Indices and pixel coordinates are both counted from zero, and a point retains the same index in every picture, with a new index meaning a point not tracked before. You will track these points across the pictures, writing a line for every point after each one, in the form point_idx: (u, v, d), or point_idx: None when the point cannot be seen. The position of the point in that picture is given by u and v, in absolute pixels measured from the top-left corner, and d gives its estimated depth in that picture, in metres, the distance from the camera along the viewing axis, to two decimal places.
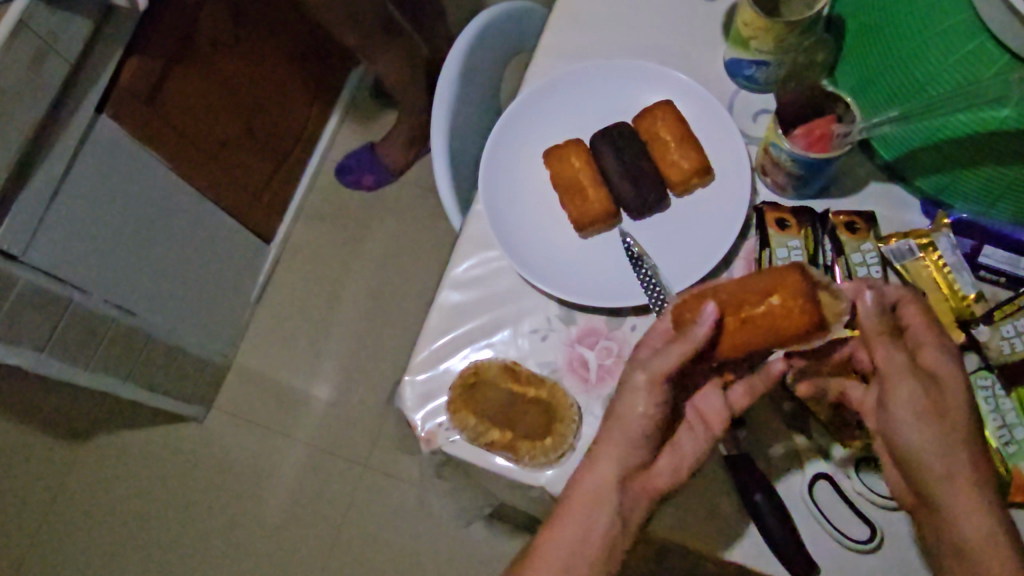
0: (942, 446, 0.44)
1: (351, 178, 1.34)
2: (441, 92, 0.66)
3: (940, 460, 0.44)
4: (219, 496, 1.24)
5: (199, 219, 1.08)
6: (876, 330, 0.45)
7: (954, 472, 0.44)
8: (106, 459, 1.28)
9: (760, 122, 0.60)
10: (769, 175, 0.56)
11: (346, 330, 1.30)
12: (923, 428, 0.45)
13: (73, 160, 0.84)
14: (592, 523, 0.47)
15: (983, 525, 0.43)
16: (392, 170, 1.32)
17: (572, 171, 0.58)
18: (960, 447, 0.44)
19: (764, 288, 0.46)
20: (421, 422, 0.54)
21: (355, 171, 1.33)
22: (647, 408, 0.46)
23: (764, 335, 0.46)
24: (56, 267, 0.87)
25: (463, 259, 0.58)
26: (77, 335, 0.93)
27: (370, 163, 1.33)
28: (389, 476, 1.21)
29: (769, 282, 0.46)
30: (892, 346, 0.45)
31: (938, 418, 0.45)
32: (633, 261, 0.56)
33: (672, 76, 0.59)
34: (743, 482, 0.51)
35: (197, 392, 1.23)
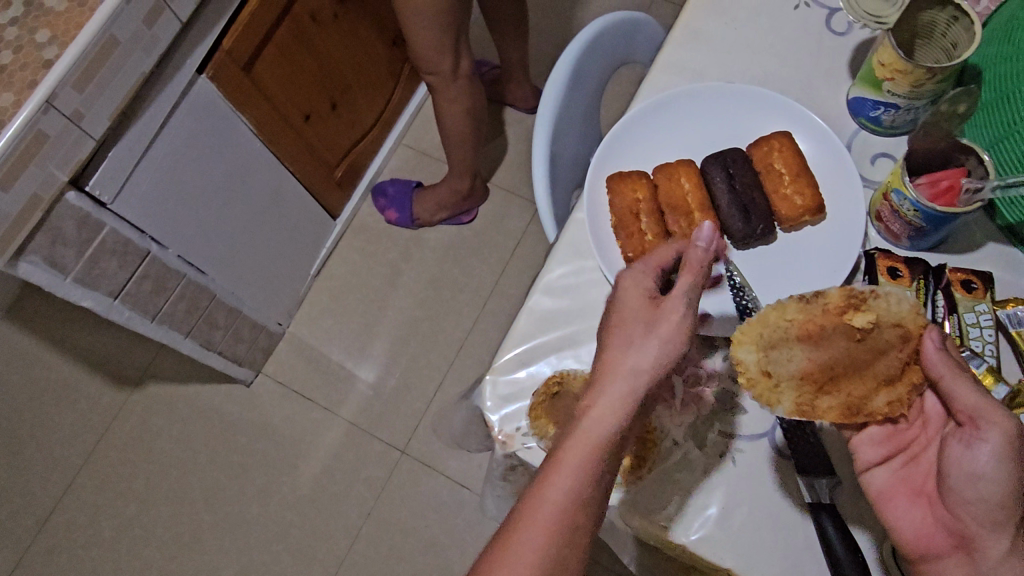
0: (998, 499, 0.44)
1: (381, 203, 1.34)
2: (547, 94, 0.66)
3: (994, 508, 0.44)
4: (256, 460, 1.25)
5: (272, 186, 1.10)
6: (941, 370, 0.45)
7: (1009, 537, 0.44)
8: (151, 410, 1.30)
9: (879, 166, 0.58)
10: (884, 221, 0.55)
11: (400, 315, 1.31)
12: (995, 478, 0.43)
13: (169, 116, 0.86)
14: (574, 524, 0.43)
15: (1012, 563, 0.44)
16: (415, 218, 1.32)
17: (682, 191, 0.57)
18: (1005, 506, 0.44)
19: (865, 312, 0.47)
20: (497, 423, 0.53)
21: (388, 198, 1.33)
22: (629, 382, 0.44)
23: (859, 389, 0.49)
24: (140, 220, 0.88)
25: (556, 265, 0.57)
26: (149, 287, 0.95)
27: (401, 200, 1.32)
28: (425, 465, 1.21)
29: (865, 293, 0.48)
30: (960, 383, 0.44)
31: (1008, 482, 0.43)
32: (735, 291, 0.54)
33: (791, 106, 0.58)
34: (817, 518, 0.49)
35: (250, 355, 1.25)
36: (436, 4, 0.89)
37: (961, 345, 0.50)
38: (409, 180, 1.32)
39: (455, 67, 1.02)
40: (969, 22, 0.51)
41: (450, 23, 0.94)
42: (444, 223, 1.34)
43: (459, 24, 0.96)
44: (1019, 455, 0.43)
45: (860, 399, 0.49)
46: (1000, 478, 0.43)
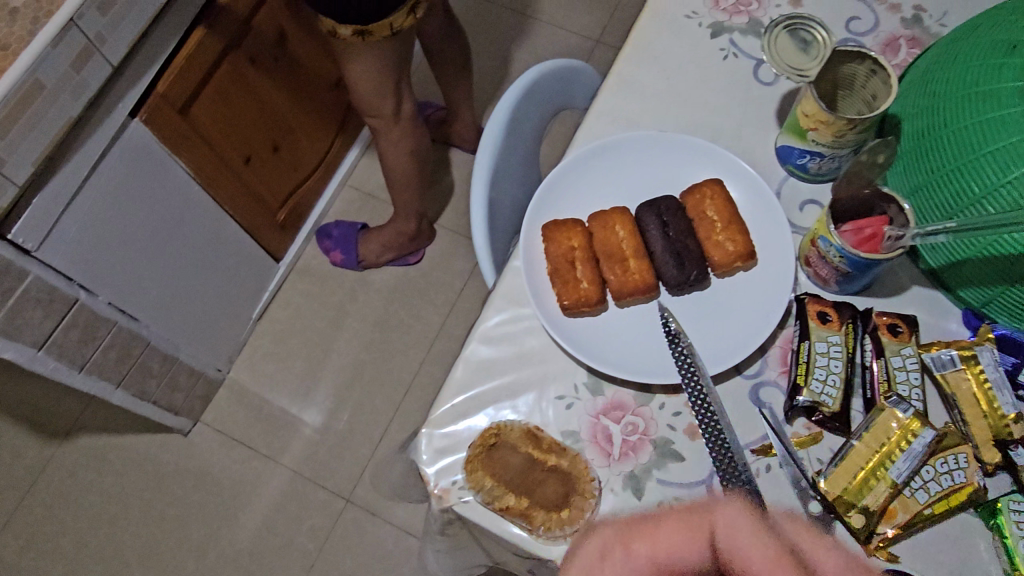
0: None
1: (326, 245, 1.32)
2: (485, 141, 0.66)
3: None
4: (193, 513, 1.20)
5: (211, 229, 1.07)
6: None
7: None
8: (81, 462, 1.24)
9: (808, 212, 0.60)
10: (812, 267, 0.56)
11: (344, 358, 1.28)
12: None
13: (99, 160, 0.83)
14: None
15: None
16: (361, 260, 1.30)
17: (616, 238, 0.57)
18: None
19: None
20: (434, 477, 0.52)
21: (333, 239, 1.31)
22: None
23: None
24: (68, 267, 0.85)
25: (494, 313, 0.57)
26: (78, 336, 0.91)
27: (345, 241, 1.30)
28: (371, 513, 1.18)
29: None
30: None
31: None
32: (671, 338, 0.53)
33: (722, 154, 0.59)
34: None
35: (187, 403, 1.21)
36: (377, 49, 0.89)
37: (888, 389, 0.51)
38: (354, 222, 1.31)
39: (398, 110, 1.02)
40: (886, 74, 0.53)
41: (391, 67, 0.94)
42: (390, 264, 1.33)
43: (400, 68, 0.96)
44: None
45: None
46: None
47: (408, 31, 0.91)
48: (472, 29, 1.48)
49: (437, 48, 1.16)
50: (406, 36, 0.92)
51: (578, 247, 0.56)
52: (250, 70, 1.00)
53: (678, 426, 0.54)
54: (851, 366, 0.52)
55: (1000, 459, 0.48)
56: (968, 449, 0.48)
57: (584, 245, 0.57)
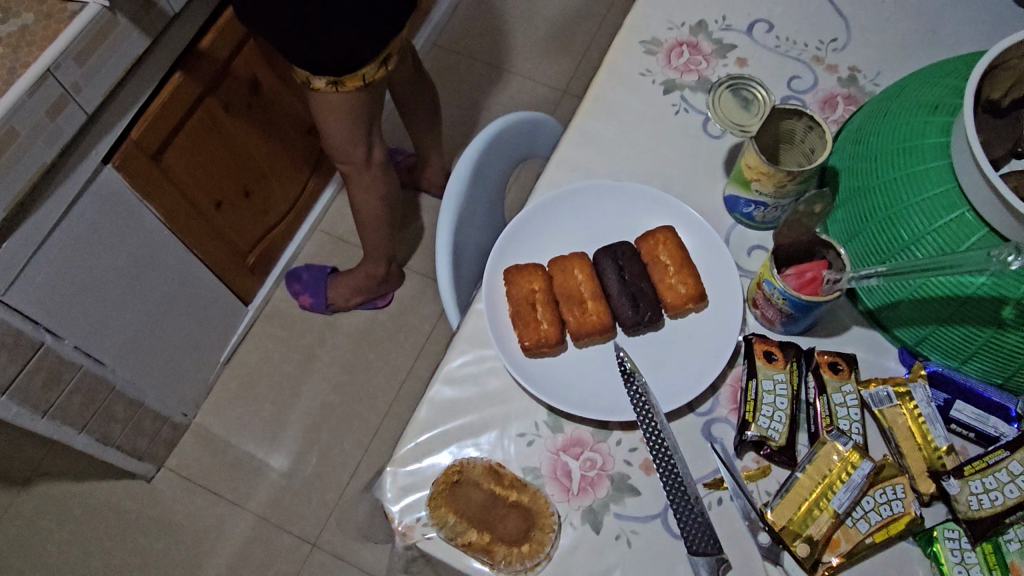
0: None
1: (295, 288, 1.33)
2: (450, 189, 0.69)
3: None
4: (155, 560, 1.18)
5: (180, 273, 1.08)
6: None
7: None
8: (39, 510, 1.21)
9: (755, 257, 0.63)
10: (759, 308, 0.59)
11: (313, 401, 1.29)
12: None
13: (71, 205, 0.84)
14: None
15: None
16: (330, 303, 1.32)
17: (575, 281, 0.59)
18: None
19: None
20: (398, 514, 0.53)
21: (302, 283, 1.33)
22: None
23: None
24: (35, 311, 0.86)
25: (458, 354, 0.59)
26: (42, 380, 0.91)
27: (315, 285, 1.32)
28: (338, 558, 1.17)
29: None
30: None
31: None
32: (625, 375, 0.56)
33: (673, 203, 0.62)
34: None
35: (152, 448, 1.20)
36: (348, 99, 0.92)
37: (830, 424, 0.54)
38: (323, 266, 1.33)
39: (368, 157, 1.05)
40: (822, 130, 0.57)
41: (362, 116, 0.97)
42: (359, 307, 1.35)
43: (371, 117, 1.00)
44: None
45: None
46: None
47: (378, 83, 0.95)
48: (442, 80, 1.54)
49: (407, 98, 1.20)
50: (377, 88, 0.96)
51: (538, 290, 0.59)
52: (223, 118, 1.02)
53: (634, 461, 0.56)
54: (796, 402, 0.55)
55: (933, 489, 0.52)
56: (904, 479, 0.51)
57: (544, 288, 0.59)
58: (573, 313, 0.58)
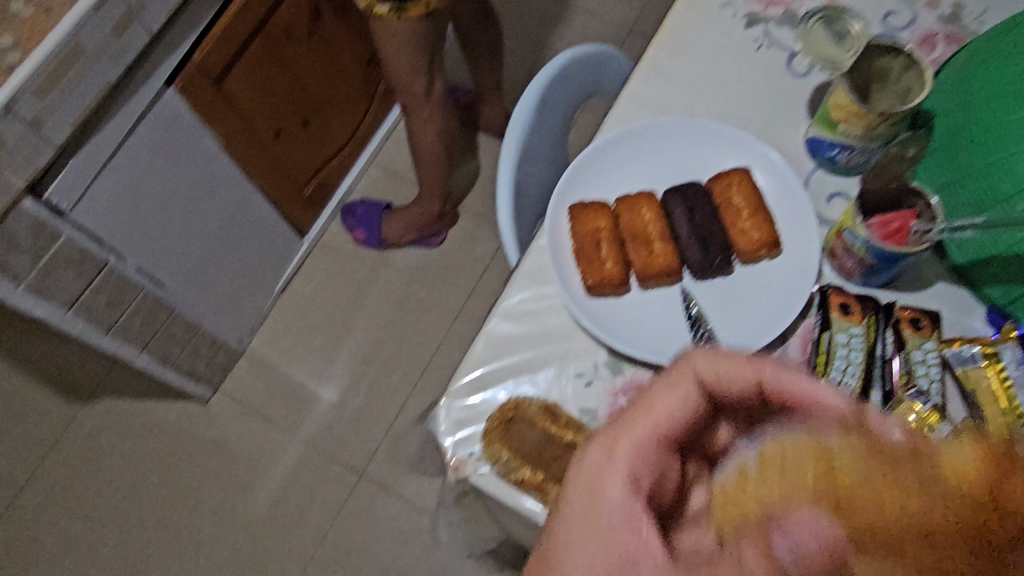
0: None
1: (350, 222, 1.33)
2: (514, 123, 0.66)
3: None
4: (210, 479, 1.22)
5: (239, 201, 1.09)
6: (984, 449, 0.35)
7: None
8: (102, 425, 1.26)
9: (835, 205, 0.60)
10: (837, 259, 0.56)
11: (364, 335, 1.30)
12: None
13: (134, 127, 0.85)
14: None
15: None
16: (384, 239, 1.32)
17: (642, 221, 0.58)
18: None
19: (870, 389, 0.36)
20: (451, 448, 0.53)
21: (357, 218, 1.33)
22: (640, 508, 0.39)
23: None
24: (99, 230, 0.87)
25: (517, 291, 0.57)
26: (106, 299, 0.93)
27: (369, 220, 1.32)
28: (384, 489, 1.20)
29: None
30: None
31: None
32: (692, 322, 0.55)
33: (750, 143, 0.59)
34: None
35: (208, 372, 1.23)
36: (411, 28, 0.90)
37: (908, 381, 0.51)
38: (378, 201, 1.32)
39: (428, 90, 1.02)
40: (922, 68, 0.53)
41: (424, 46, 0.94)
42: (412, 244, 1.34)
43: (433, 48, 0.97)
44: None
45: None
46: None
47: (442, 11, 0.92)
48: None
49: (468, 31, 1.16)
50: (441, 16, 0.93)
51: (604, 228, 0.57)
52: (283, 45, 1.01)
53: None
54: (872, 358, 0.52)
55: None
56: None
57: (610, 226, 0.57)
58: (640, 252, 0.56)
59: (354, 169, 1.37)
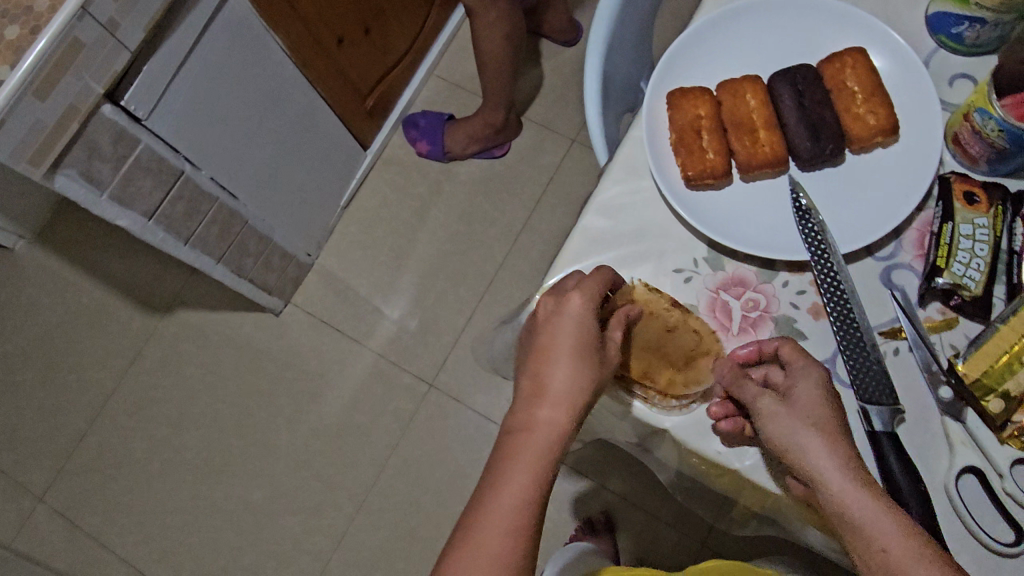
0: (806, 439, 0.42)
1: (413, 134, 1.31)
2: (603, 7, 0.62)
3: (808, 453, 0.42)
4: (285, 389, 1.26)
5: (305, 110, 1.07)
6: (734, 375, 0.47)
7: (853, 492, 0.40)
8: (180, 336, 1.30)
9: (958, 88, 0.55)
10: (961, 145, 0.52)
11: (429, 249, 1.30)
12: (805, 417, 0.43)
13: (204, 31, 0.83)
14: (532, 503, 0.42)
15: (873, 512, 0.40)
16: (448, 151, 1.30)
17: (745, 109, 0.54)
18: (831, 448, 0.42)
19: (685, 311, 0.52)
20: None
21: (421, 130, 1.30)
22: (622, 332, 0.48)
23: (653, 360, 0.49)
24: (176, 138, 0.87)
25: (611, 184, 0.55)
26: (184, 208, 0.94)
27: (433, 132, 1.29)
28: (454, 399, 1.21)
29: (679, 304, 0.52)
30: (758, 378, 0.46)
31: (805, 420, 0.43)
32: (801, 214, 0.52)
33: (866, 20, 0.54)
34: (878, 445, 0.47)
35: (280, 284, 1.25)
36: None
37: None
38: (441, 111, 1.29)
39: None
40: None
41: None
42: (477, 156, 1.32)
43: None
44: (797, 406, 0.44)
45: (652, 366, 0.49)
46: (802, 421, 0.43)
47: None
48: None
49: None
50: None
51: (704, 116, 0.54)
52: None
53: (801, 305, 0.52)
54: (998, 250, 0.49)
55: None
56: None
57: (710, 114, 0.54)
58: (743, 142, 0.53)
59: (415, 79, 1.34)
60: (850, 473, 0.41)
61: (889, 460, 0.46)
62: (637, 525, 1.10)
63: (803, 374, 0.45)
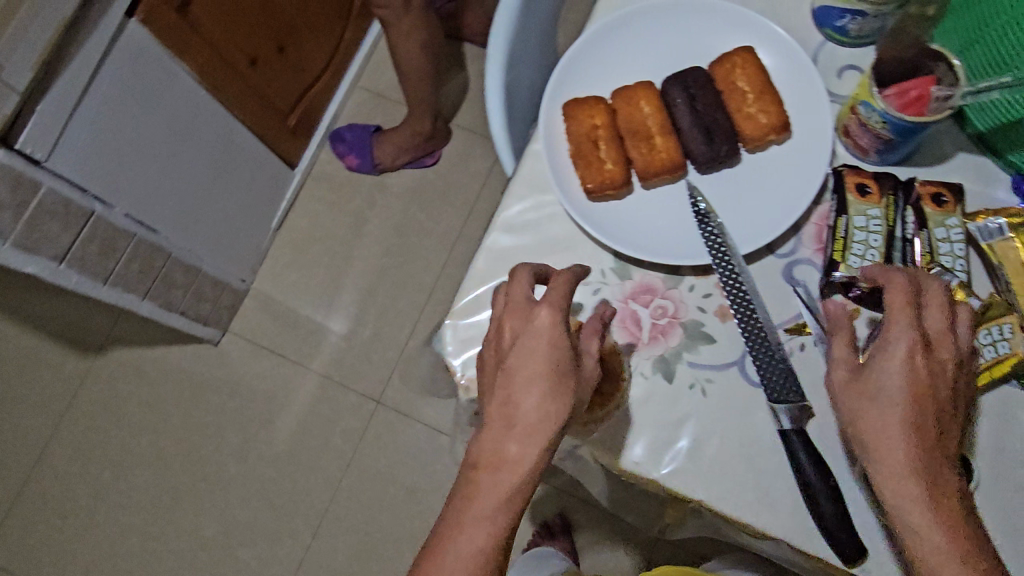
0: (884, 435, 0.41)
1: (340, 149, 1.29)
2: (500, 15, 0.60)
3: (883, 449, 0.41)
4: (229, 419, 1.23)
5: (223, 135, 1.05)
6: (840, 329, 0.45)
7: (909, 497, 0.40)
8: (116, 375, 1.27)
9: (847, 80, 0.56)
10: (851, 137, 0.52)
11: (366, 264, 1.28)
12: (890, 405, 0.41)
13: (100, 66, 0.80)
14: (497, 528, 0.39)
15: (922, 520, 0.39)
16: (377, 164, 1.28)
17: (640, 116, 0.54)
18: (909, 451, 0.40)
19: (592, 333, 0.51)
20: (460, 369, 0.51)
21: (348, 145, 1.28)
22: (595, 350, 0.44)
23: None
24: (82, 178, 0.84)
25: (515, 201, 0.54)
26: (98, 248, 0.92)
27: (360, 145, 1.27)
28: (402, 414, 1.20)
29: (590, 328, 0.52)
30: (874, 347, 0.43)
31: (897, 412, 0.41)
32: (700, 218, 0.52)
33: (753, 19, 0.55)
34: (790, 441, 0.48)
35: (214, 313, 1.22)
36: None
37: (931, 262, 0.49)
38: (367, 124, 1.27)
39: None
40: None
41: None
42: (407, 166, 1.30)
43: None
44: (901, 390, 0.41)
45: None
46: (885, 411, 0.41)
47: None
48: None
49: None
50: None
51: (598, 126, 0.54)
52: None
53: (708, 308, 0.52)
54: (892, 240, 0.49)
55: None
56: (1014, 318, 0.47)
57: (604, 124, 0.54)
58: (640, 149, 0.53)
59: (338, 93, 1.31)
60: (913, 481, 0.40)
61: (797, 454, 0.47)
62: (593, 524, 1.10)
63: (896, 352, 0.42)
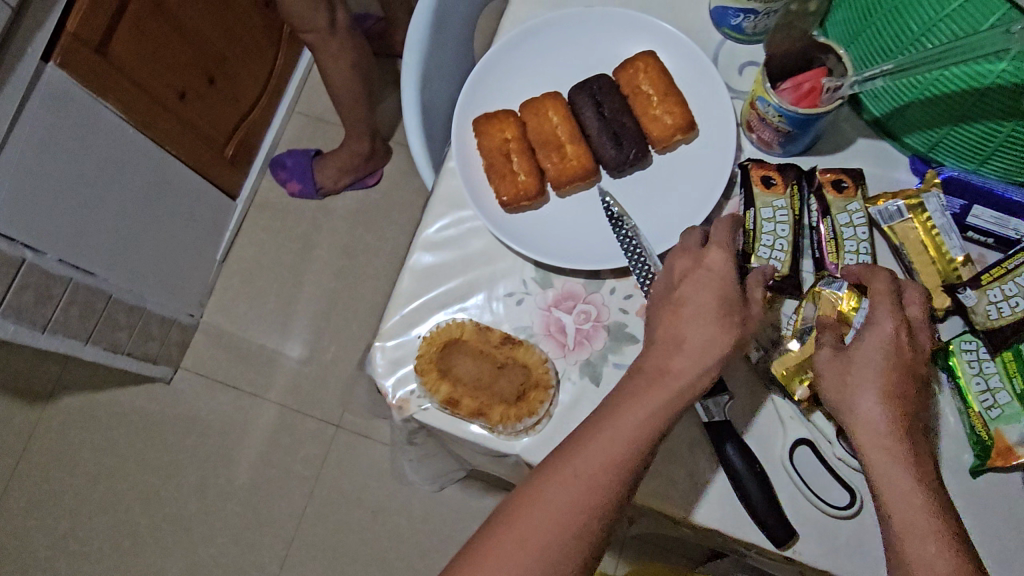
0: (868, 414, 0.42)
1: (281, 176, 1.28)
2: (411, 39, 0.62)
3: (866, 429, 0.42)
4: (187, 457, 1.22)
5: (158, 172, 1.04)
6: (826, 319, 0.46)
7: (894, 476, 0.40)
8: (67, 422, 1.24)
9: (747, 76, 0.57)
10: (755, 131, 0.54)
11: (316, 288, 1.27)
12: (868, 385, 0.42)
13: (19, 112, 0.79)
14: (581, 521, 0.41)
15: (910, 496, 0.40)
16: (319, 188, 1.27)
17: (549, 126, 0.55)
18: (892, 428, 0.41)
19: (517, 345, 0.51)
20: (392, 389, 0.51)
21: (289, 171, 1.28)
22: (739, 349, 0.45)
23: (483, 398, 0.49)
24: (9, 227, 0.83)
25: (434, 218, 0.55)
26: (32, 295, 0.90)
27: (301, 171, 1.26)
28: (363, 436, 1.20)
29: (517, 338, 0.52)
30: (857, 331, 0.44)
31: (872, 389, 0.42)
32: (614, 221, 0.53)
33: (652, 24, 0.56)
34: (718, 435, 0.48)
35: (164, 351, 1.20)
36: None
37: (834, 249, 0.51)
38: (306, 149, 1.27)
39: (331, 21, 0.97)
40: None
41: None
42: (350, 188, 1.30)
43: None
44: (872, 369, 0.42)
45: (483, 405, 0.49)
46: (870, 391, 0.42)
47: None
48: None
49: None
50: None
51: (509, 140, 0.54)
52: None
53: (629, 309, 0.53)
54: (798, 228, 0.51)
55: (948, 303, 0.50)
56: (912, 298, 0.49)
57: (515, 137, 0.55)
58: (552, 158, 0.54)
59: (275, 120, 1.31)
60: (899, 459, 0.40)
61: (726, 449, 0.48)
62: None
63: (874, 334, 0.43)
